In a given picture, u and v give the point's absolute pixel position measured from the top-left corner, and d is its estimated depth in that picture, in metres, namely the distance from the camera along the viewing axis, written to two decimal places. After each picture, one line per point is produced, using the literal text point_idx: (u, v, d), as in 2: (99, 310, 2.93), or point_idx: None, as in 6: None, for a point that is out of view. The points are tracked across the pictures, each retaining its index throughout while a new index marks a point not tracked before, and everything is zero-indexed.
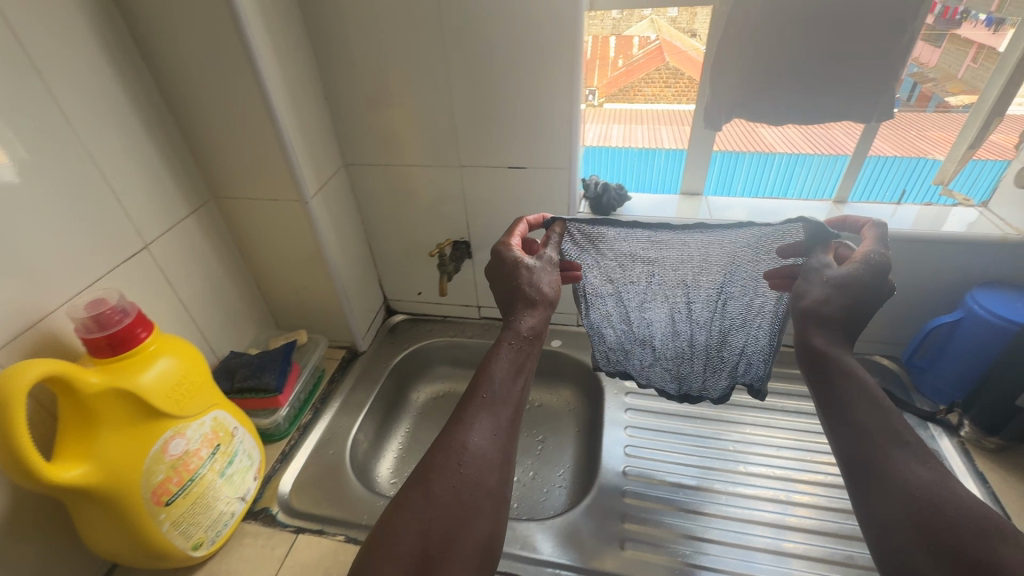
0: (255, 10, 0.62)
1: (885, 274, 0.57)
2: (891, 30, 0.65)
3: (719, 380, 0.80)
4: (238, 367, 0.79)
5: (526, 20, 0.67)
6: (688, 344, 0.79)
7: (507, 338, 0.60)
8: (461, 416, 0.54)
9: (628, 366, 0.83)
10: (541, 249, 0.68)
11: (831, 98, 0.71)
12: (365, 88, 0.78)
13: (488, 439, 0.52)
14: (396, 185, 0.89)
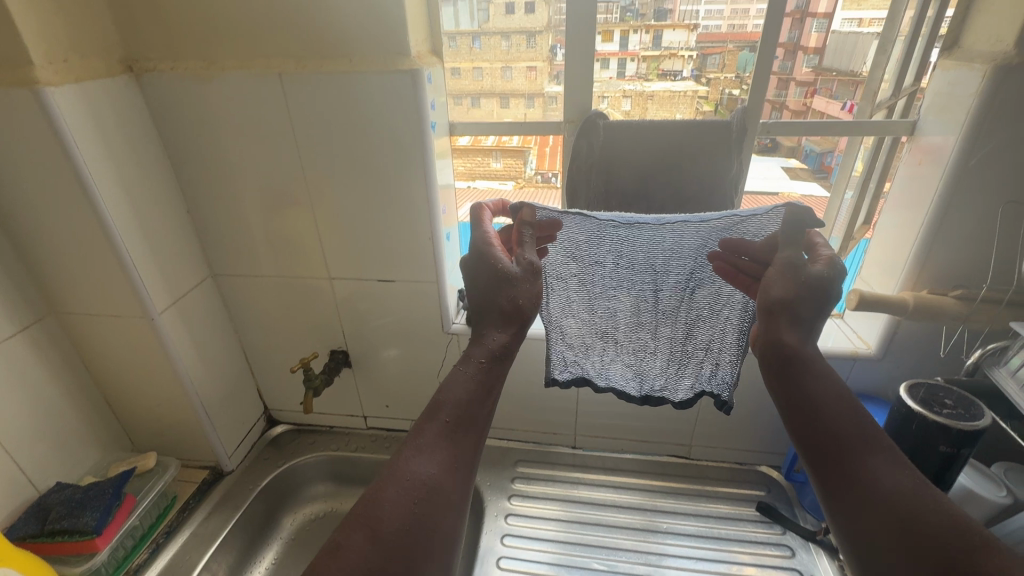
0: (91, 137, 0.62)
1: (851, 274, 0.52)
2: (717, 173, 0.69)
3: (686, 380, 0.69)
4: (55, 505, 0.71)
5: (379, 149, 0.69)
6: (651, 337, 0.70)
7: (473, 355, 0.49)
8: (413, 440, 0.44)
9: (584, 362, 0.71)
10: (518, 249, 0.55)
11: None
12: (228, 204, 0.77)
13: (442, 472, 0.43)
14: (268, 295, 0.86)
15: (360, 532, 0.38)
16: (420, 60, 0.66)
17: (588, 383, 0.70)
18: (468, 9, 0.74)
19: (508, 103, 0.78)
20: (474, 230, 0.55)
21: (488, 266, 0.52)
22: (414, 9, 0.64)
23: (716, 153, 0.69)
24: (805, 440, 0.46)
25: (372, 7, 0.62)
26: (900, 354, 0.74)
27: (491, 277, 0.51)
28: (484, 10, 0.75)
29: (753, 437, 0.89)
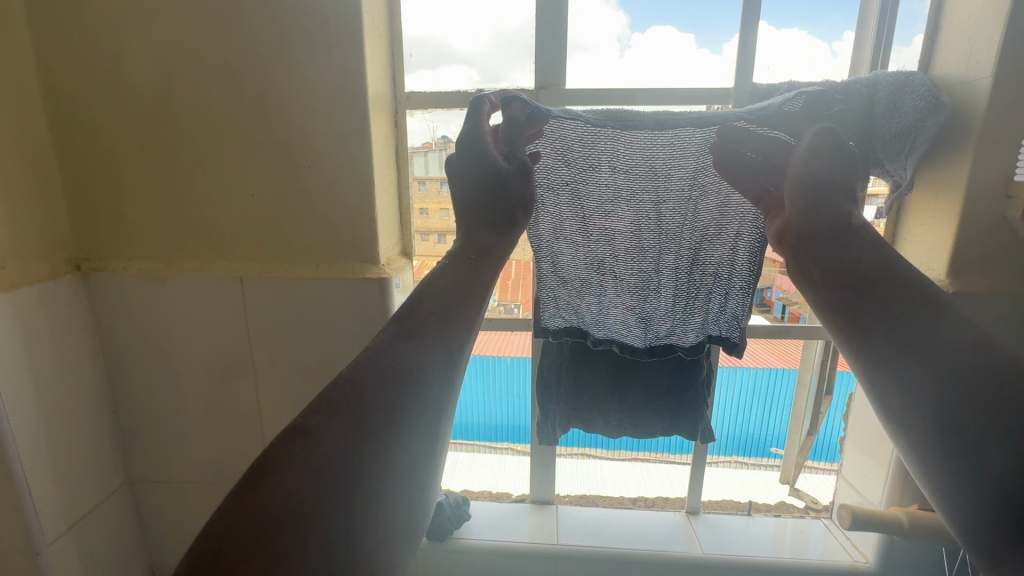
0: (12, 351, 0.56)
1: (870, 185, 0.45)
2: (676, 383, 0.71)
3: (692, 325, 0.67)
4: None
5: (341, 355, 0.66)
6: (653, 266, 0.66)
7: (460, 250, 0.42)
8: (396, 326, 0.36)
9: (580, 311, 0.69)
10: (512, 147, 0.48)
11: (625, 433, 0.73)
12: (160, 400, 0.70)
13: (431, 362, 0.34)
14: (192, 500, 0.75)
15: (335, 423, 0.29)
16: (389, 265, 0.65)
17: (584, 337, 0.69)
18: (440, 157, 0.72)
19: None
20: (466, 126, 0.46)
21: (478, 163, 0.45)
22: (385, 220, 0.66)
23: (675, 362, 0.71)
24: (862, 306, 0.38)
25: (345, 221, 0.63)
26: (897, 566, 0.70)
27: (485, 175, 0.45)
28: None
29: None
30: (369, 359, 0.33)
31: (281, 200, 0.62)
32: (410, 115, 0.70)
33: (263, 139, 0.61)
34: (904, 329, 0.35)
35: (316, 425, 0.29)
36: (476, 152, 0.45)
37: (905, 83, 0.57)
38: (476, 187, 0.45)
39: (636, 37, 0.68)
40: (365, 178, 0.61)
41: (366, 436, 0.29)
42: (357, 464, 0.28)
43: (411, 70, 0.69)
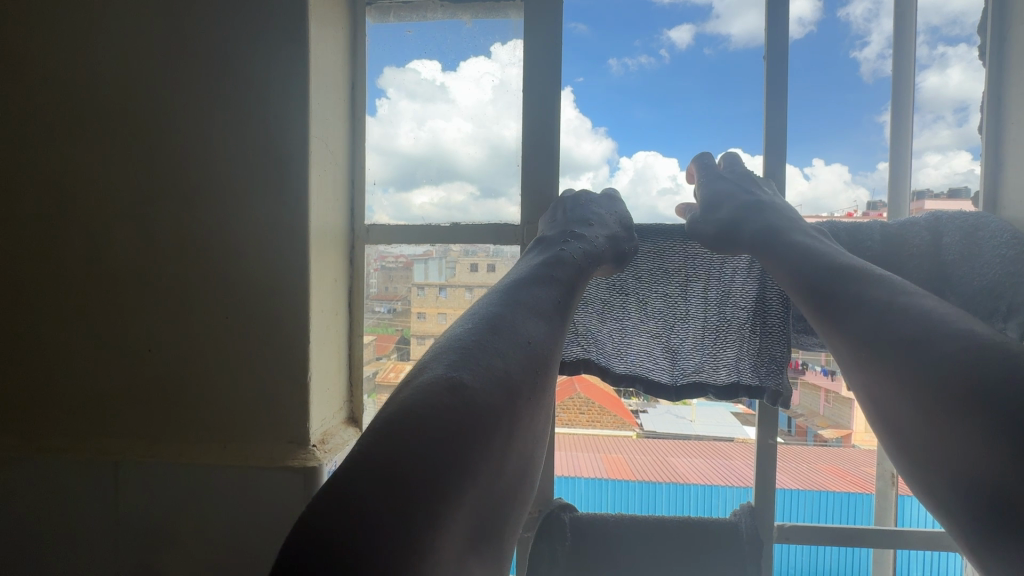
0: None
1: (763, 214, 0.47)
2: None
3: (725, 359, 0.49)
4: None
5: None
6: (683, 297, 0.51)
7: (550, 247, 0.45)
8: (518, 302, 0.35)
9: (598, 336, 0.51)
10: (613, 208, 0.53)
11: None
12: None
13: (535, 329, 0.33)
14: None
15: (495, 364, 0.27)
16: (322, 446, 0.49)
17: (604, 372, 0.49)
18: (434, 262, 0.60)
19: None
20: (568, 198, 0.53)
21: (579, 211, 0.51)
22: (324, 381, 0.50)
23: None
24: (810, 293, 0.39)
25: (267, 392, 0.48)
26: None
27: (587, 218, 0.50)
28: (453, 267, 0.59)
29: None
30: (497, 324, 0.31)
31: (184, 358, 0.48)
32: (423, 242, 0.59)
33: (174, 290, 0.48)
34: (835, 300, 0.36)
35: (466, 376, 0.26)
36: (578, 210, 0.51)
37: (977, 227, 0.47)
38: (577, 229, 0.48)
39: (621, 163, 0.61)
40: (297, 341, 0.47)
41: (510, 396, 0.26)
42: (505, 432, 0.25)
43: (416, 184, 0.60)
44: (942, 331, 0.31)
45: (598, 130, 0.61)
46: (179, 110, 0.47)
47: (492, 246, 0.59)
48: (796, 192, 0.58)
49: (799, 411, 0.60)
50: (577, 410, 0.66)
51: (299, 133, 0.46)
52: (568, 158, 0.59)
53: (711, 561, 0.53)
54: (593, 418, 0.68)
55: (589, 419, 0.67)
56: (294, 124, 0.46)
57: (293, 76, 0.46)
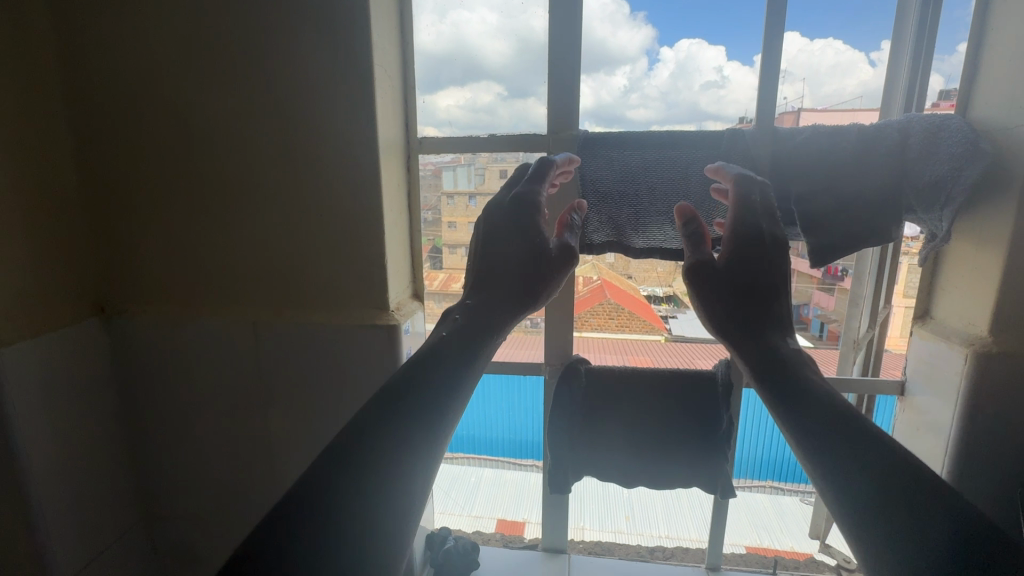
0: (35, 393, 0.58)
1: (772, 259, 0.47)
2: (701, 428, 0.68)
3: (721, 216, 0.61)
4: None
5: (346, 398, 0.65)
6: (683, 180, 0.63)
7: (457, 307, 0.51)
8: (471, 308, 0.50)
9: (618, 219, 0.63)
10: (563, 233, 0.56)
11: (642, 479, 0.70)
12: (175, 440, 0.71)
13: (451, 366, 0.45)
14: (202, 540, 0.75)
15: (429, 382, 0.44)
16: (399, 311, 0.66)
17: (626, 249, 0.63)
18: (466, 172, 0.71)
19: None
20: (510, 207, 0.53)
21: (503, 239, 0.52)
22: (395, 263, 0.66)
23: (696, 410, 0.68)
24: (764, 370, 0.44)
25: (353, 269, 0.63)
26: None
27: (505, 261, 0.52)
28: (480, 174, 0.71)
29: None
30: (456, 338, 0.47)
31: (291, 244, 0.63)
32: (449, 150, 0.70)
33: (281, 200, 0.62)
34: (840, 428, 0.39)
35: (388, 419, 0.40)
36: (512, 228, 0.52)
37: (940, 129, 0.55)
38: (501, 263, 0.52)
39: (664, 53, 0.67)
40: (377, 234, 0.61)
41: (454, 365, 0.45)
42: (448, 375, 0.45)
43: (441, 86, 0.69)
44: (866, 429, 0.38)
45: (636, 15, 0.66)
46: (268, 55, 0.58)
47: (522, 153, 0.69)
48: (858, 82, 0.66)
49: (834, 317, 0.73)
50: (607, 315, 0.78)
51: (364, 59, 0.57)
52: (602, 48, 0.67)
53: (689, 397, 0.69)
54: (623, 324, 0.79)
55: (618, 324, 0.79)
56: (361, 53, 0.56)
57: (357, 11, 0.56)
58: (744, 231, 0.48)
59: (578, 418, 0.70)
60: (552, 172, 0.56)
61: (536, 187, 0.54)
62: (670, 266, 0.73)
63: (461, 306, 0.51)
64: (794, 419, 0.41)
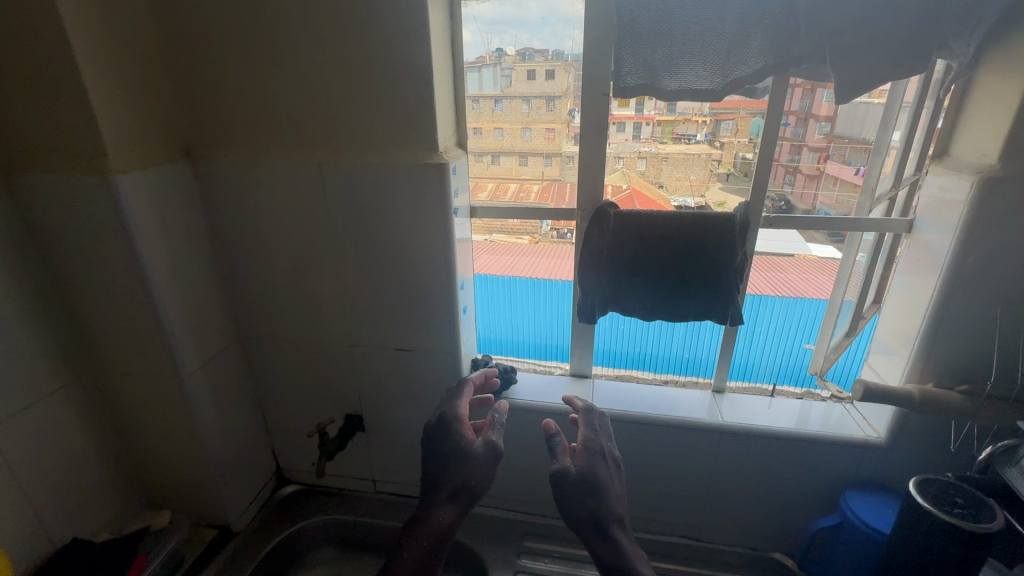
0: (148, 216, 0.69)
1: (602, 491, 0.62)
2: (719, 265, 0.75)
3: (752, 53, 0.63)
4: (67, 564, 0.72)
5: (404, 230, 0.75)
6: (718, 16, 0.64)
7: (419, 537, 0.62)
8: (411, 531, 0.63)
9: (652, 60, 0.67)
10: (486, 430, 0.69)
11: (661, 313, 0.79)
12: (260, 271, 0.84)
13: (410, 558, 0.61)
14: (287, 356, 0.90)
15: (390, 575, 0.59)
16: (447, 153, 0.73)
17: (658, 90, 0.67)
18: (492, 76, 0.77)
19: (526, 161, 0.82)
20: (439, 436, 0.70)
21: (441, 452, 0.68)
22: (443, 108, 0.72)
23: (716, 248, 0.74)
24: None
25: (406, 110, 0.69)
26: (911, 437, 0.74)
27: (445, 466, 0.67)
28: (506, 74, 0.77)
29: (772, 526, 0.85)
30: (419, 523, 0.64)
31: (349, 87, 0.70)
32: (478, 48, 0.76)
33: (338, 43, 0.67)
34: (613, 546, 0.59)
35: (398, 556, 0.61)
36: (440, 467, 0.67)
37: None
38: (432, 467, 0.68)
39: None
40: (427, 75, 0.67)
41: (417, 550, 0.61)
42: (427, 470, 0.69)
43: None
44: None
45: None
46: None
47: (551, 51, 0.75)
48: None
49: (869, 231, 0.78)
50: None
51: None
52: None
53: (710, 236, 0.74)
54: None
55: None
56: None
57: None
58: (552, 436, 0.67)
59: (606, 257, 0.78)
60: (467, 393, 0.75)
61: (456, 426, 0.69)
62: (704, 175, 0.79)
63: (401, 550, 0.62)
64: None
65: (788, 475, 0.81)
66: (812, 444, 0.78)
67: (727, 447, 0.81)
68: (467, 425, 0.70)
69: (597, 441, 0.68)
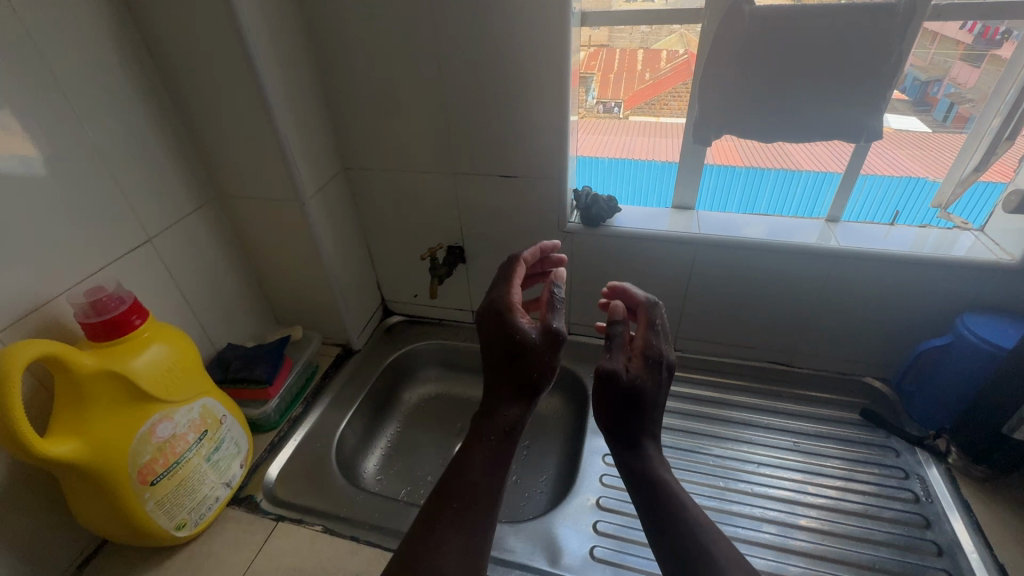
0: (258, 22, 0.67)
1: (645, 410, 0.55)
2: (869, 66, 0.67)
3: None
4: (232, 360, 0.83)
5: (517, 34, 0.71)
6: None
7: (484, 429, 0.56)
8: (465, 450, 0.55)
9: None
10: (546, 316, 0.59)
11: (785, 131, 0.74)
12: (361, 95, 0.82)
13: (464, 482, 0.52)
14: (391, 187, 0.92)
15: (461, 476, 0.53)
16: None
17: None
18: None
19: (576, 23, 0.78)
20: (488, 318, 0.60)
21: (490, 343, 0.59)
22: None
23: (869, 46, 0.66)
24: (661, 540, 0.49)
25: None
26: None
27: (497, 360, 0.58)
28: None
29: (869, 348, 0.87)
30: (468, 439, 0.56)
31: None
32: None
33: None
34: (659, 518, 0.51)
35: (441, 485, 0.52)
36: (495, 351, 0.58)
37: None
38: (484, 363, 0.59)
39: None
40: None
41: (463, 477, 0.52)
42: (488, 371, 0.59)
43: None
44: None
45: None
46: None
47: None
48: None
49: (969, 97, 0.73)
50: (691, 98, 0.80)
51: None
52: None
53: (865, 31, 0.65)
54: None
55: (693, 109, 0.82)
56: None
57: None
58: (614, 319, 0.58)
59: (733, 68, 0.72)
60: (520, 276, 0.65)
61: (508, 320, 0.59)
62: None
63: (449, 469, 0.54)
64: (677, 537, 0.49)
65: (897, 301, 0.81)
66: (933, 267, 0.75)
67: (838, 271, 0.80)
68: (519, 313, 0.60)
69: (653, 338, 0.58)
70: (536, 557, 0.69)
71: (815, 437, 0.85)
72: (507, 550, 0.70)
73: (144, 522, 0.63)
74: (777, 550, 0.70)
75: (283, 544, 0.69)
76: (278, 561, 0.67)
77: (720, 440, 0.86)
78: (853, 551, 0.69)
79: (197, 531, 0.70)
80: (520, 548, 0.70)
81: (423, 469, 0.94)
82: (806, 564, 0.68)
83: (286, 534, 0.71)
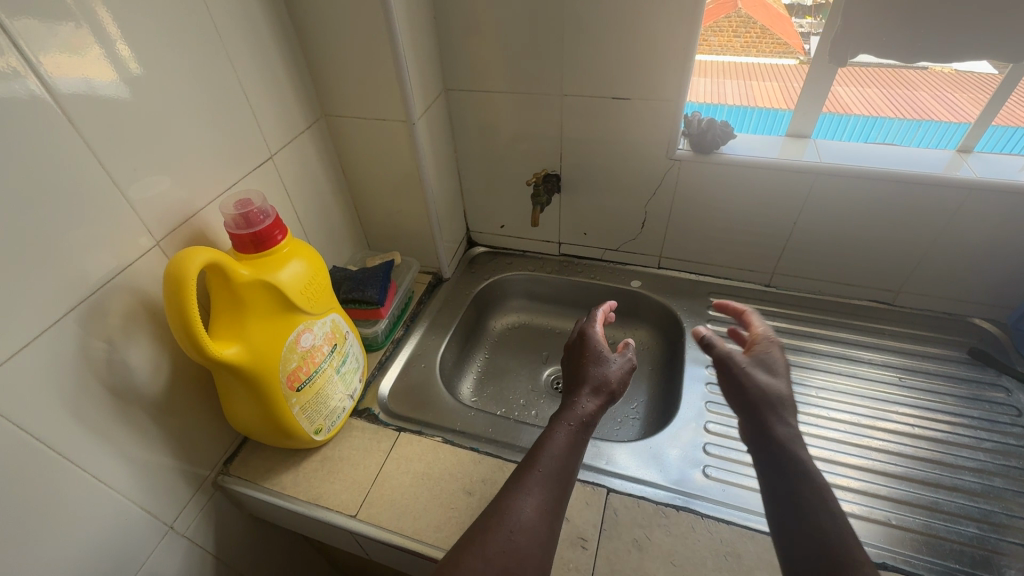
0: None
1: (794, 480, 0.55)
2: None
3: None
4: (342, 280, 0.85)
5: None
6: None
7: (566, 418, 0.65)
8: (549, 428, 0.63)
9: None
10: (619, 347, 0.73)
11: (934, 52, 0.69)
12: (471, 8, 0.78)
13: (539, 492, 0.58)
14: (492, 111, 0.90)
15: (543, 443, 0.61)
16: None
17: None
18: None
19: None
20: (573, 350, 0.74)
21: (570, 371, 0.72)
22: None
23: None
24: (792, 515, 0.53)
25: None
26: None
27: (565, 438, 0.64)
28: None
29: (981, 287, 0.85)
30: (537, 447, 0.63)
31: None
32: None
33: None
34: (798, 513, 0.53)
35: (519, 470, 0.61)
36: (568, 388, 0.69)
37: None
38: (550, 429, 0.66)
39: None
40: None
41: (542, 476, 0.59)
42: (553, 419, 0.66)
43: None
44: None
45: None
46: None
47: None
48: None
49: None
50: (734, 30, 0.79)
51: None
52: None
53: None
54: (750, 45, 0.81)
55: (744, 45, 0.81)
56: None
57: None
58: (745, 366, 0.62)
59: None
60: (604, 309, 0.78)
61: (591, 353, 0.72)
62: None
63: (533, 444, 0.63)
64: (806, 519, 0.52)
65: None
66: None
67: (968, 206, 0.77)
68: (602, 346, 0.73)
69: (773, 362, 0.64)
70: (648, 472, 0.72)
71: (918, 374, 0.85)
72: (620, 465, 0.72)
73: (291, 425, 0.67)
74: (887, 475, 0.71)
75: (408, 451, 0.74)
76: (407, 465, 0.72)
77: (819, 372, 0.86)
78: (965, 480, 0.70)
79: (329, 437, 0.75)
80: (632, 463, 0.72)
81: (515, 393, 0.98)
82: (916, 489, 0.70)
83: (409, 443, 0.75)
